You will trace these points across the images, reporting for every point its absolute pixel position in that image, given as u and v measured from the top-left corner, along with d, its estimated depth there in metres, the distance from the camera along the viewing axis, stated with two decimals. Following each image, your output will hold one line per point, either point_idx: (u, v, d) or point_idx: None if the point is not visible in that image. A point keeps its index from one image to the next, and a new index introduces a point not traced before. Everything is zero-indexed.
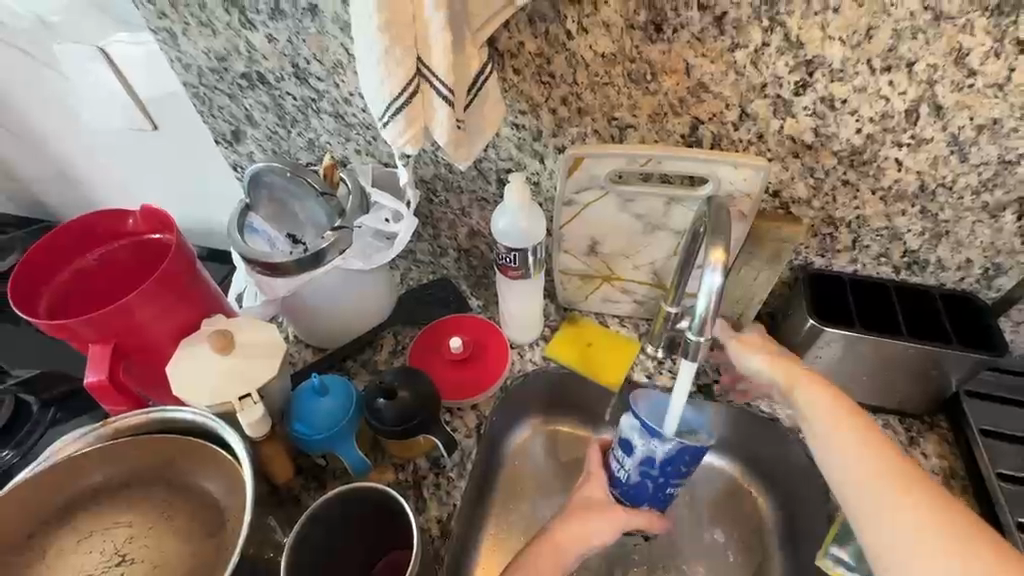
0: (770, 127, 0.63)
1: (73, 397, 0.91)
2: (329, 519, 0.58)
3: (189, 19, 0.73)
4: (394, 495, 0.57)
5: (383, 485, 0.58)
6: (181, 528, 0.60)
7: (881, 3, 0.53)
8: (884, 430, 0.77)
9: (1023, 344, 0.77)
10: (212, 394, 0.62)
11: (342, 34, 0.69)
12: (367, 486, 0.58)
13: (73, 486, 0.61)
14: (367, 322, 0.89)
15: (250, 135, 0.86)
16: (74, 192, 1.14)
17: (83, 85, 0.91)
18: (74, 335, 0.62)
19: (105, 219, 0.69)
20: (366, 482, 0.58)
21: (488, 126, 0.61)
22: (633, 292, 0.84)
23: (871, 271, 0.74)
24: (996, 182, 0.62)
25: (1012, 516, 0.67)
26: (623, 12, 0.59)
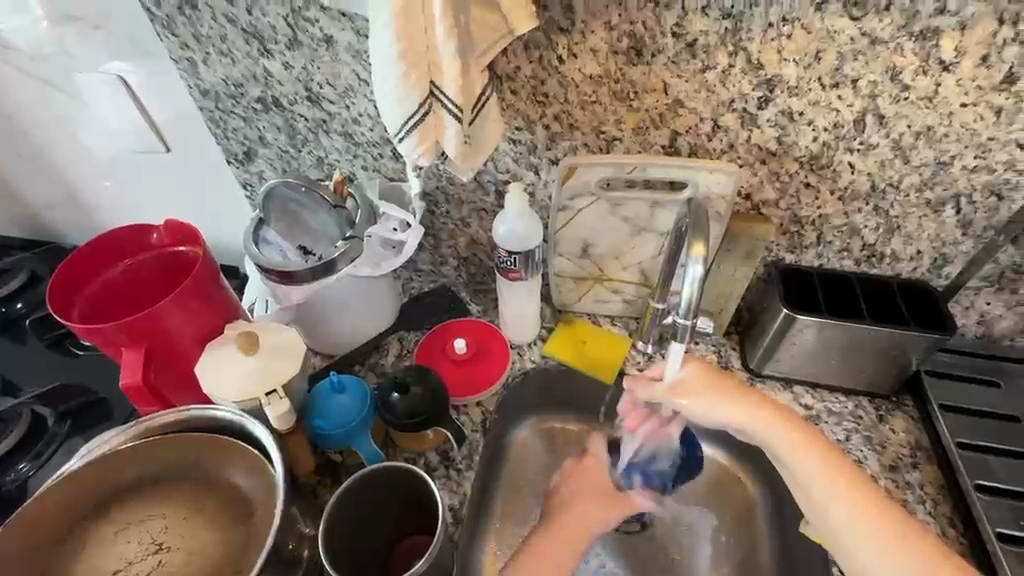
0: (739, 137, 0.72)
1: (88, 410, 0.93)
2: (356, 496, 0.63)
3: (210, 49, 0.80)
4: (417, 474, 0.62)
5: (406, 465, 0.63)
6: (212, 517, 0.64)
7: (826, 30, 0.62)
8: (856, 410, 0.85)
9: (973, 327, 0.85)
10: (240, 389, 0.67)
11: (354, 61, 0.76)
12: (392, 466, 0.63)
13: (109, 482, 0.65)
14: (373, 328, 0.94)
15: (261, 155, 0.92)
16: (80, 215, 1.18)
17: (99, 110, 0.96)
18: (108, 340, 0.66)
19: (133, 233, 0.74)
20: (391, 463, 0.63)
21: (490, 141, 0.68)
22: (623, 292, 0.91)
23: (836, 264, 0.82)
24: (935, 181, 0.71)
25: (971, 479, 0.75)
26: (608, 40, 0.67)
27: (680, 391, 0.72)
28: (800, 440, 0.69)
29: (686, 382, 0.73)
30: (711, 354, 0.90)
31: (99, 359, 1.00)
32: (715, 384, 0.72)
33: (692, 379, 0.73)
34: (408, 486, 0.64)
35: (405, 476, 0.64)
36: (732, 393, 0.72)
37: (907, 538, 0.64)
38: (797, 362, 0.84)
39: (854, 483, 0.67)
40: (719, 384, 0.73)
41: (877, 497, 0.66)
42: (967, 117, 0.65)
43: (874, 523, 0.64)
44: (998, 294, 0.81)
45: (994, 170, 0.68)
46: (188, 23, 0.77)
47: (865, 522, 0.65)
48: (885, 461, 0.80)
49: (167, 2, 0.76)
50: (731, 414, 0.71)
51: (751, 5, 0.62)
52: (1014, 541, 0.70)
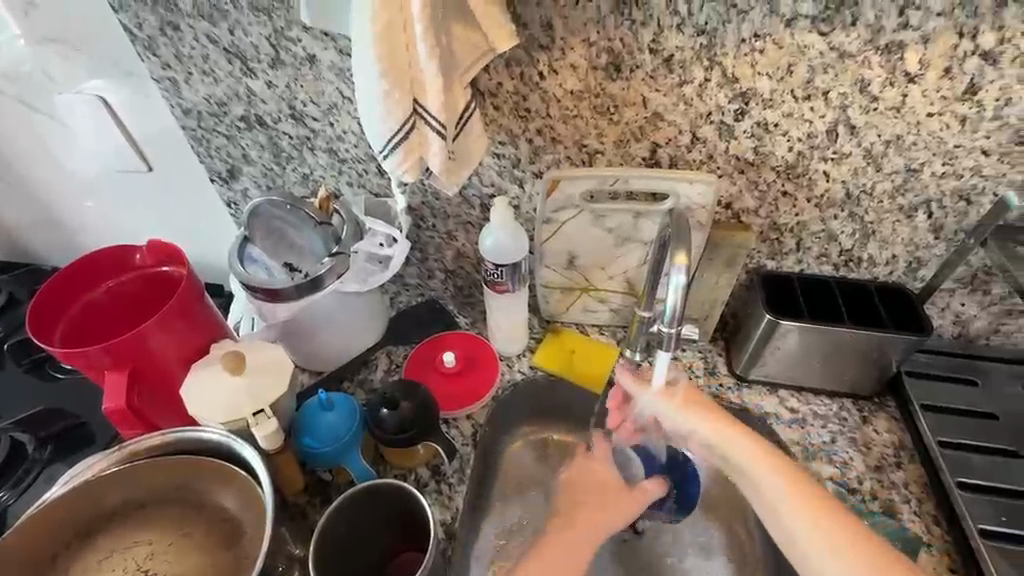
0: (717, 148, 0.73)
1: (69, 435, 0.91)
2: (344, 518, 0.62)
3: (192, 69, 0.80)
4: (407, 490, 0.62)
5: (397, 481, 0.62)
6: (199, 541, 0.64)
7: (797, 45, 0.64)
8: (840, 412, 0.86)
9: (949, 327, 0.87)
10: (227, 410, 0.66)
11: (337, 79, 0.77)
12: (383, 483, 0.62)
13: (89, 511, 0.64)
14: (361, 343, 0.94)
15: (246, 172, 0.92)
16: (60, 235, 1.16)
17: (79, 131, 0.95)
18: (90, 363, 0.65)
19: (114, 254, 0.73)
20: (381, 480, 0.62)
21: (474, 156, 0.69)
22: (609, 301, 0.92)
23: (815, 270, 0.84)
24: (906, 187, 0.73)
25: (953, 477, 0.76)
26: (587, 56, 0.68)
27: (653, 399, 0.75)
28: (766, 459, 0.67)
29: (659, 393, 0.74)
30: (697, 361, 0.91)
31: (81, 382, 0.98)
32: (686, 399, 0.73)
33: (664, 392, 0.74)
34: (399, 502, 0.64)
35: (396, 493, 0.63)
36: (700, 410, 0.72)
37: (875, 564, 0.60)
38: (781, 366, 0.85)
39: (819, 505, 0.64)
40: (691, 399, 0.73)
41: (845, 521, 0.63)
42: (934, 126, 0.67)
43: (838, 546, 0.61)
44: (972, 295, 0.83)
45: (962, 176, 0.71)
46: (170, 43, 0.78)
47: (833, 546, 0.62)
48: (870, 462, 0.82)
49: (148, 23, 0.76)
50: (705, 430, 0.71)
51: (724, 22, 0.64)
52: (996, 537, 0.72)
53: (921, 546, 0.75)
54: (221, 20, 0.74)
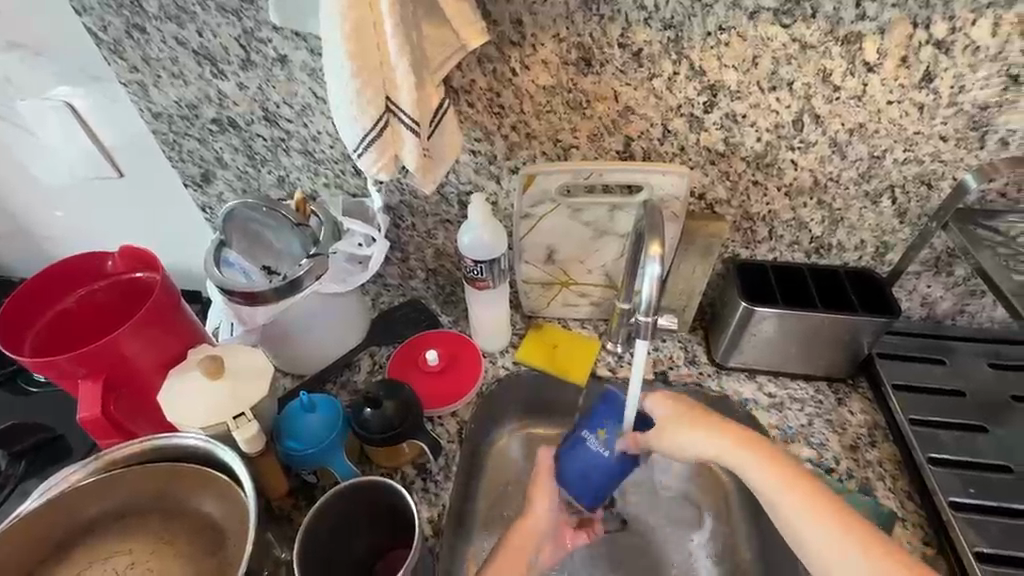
0: (689, 140, 0.75)
1: (45, 448, 0.89)
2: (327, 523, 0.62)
3: (160, 72, 0.79)
4: (386, 485, 0.62)
5: (377, 477, 0.62)
6: (181, 549, 0.63)
7: (760, 38, 0.66)
8: (816, 395, 0.89)
9: (916, 309, 0.90)
10: (205, 416, 0.65)
11: (310, 79, 0.76)
12: (362, 480, 0.62)
13: (63, 525, 0.62)
14: (343, 345, 0.94)
15: (220, 176, 0.91)
16: (29, 246, 1.13)
17: (45, 138, 0.93)
18: (63, 373, 0.64)
19: (84, 262, 0.72)
20: (360, 477, 0.62)
21: (449, 154, 0.70)
22: (590, 295, 0.93)
23: (788, 257, 0.86)
24: (871, 174, 0.75)
25: (924, 453, 0.79)
26: (558, 52, 0.69)
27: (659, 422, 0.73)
28: (776, 472, 0.69)
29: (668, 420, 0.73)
30: (677, 351, 0.93)
31: (56, 394, 0.96)
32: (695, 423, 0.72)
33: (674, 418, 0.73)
34: (382, 498, 0.64)
35: (376, 490, 0.63)
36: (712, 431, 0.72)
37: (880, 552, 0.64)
38: (759, 353, 0.87)
39: (824, 505, 0.67)
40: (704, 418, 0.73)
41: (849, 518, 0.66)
42: (894, 113, 0.70)
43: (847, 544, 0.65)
44: (937, 277, 0.86)
45: (922, 162, 0.74)
46: (137, 47, 0.77)
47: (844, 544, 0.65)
48: (845, 442, 0.84)
49: (113, 27, 0.75)
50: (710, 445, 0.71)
51: (690, 16, 0.65)
52: (965, 509, 0.74)
53: (895, 520, 0.77)
54: (189, 21, 0.73)
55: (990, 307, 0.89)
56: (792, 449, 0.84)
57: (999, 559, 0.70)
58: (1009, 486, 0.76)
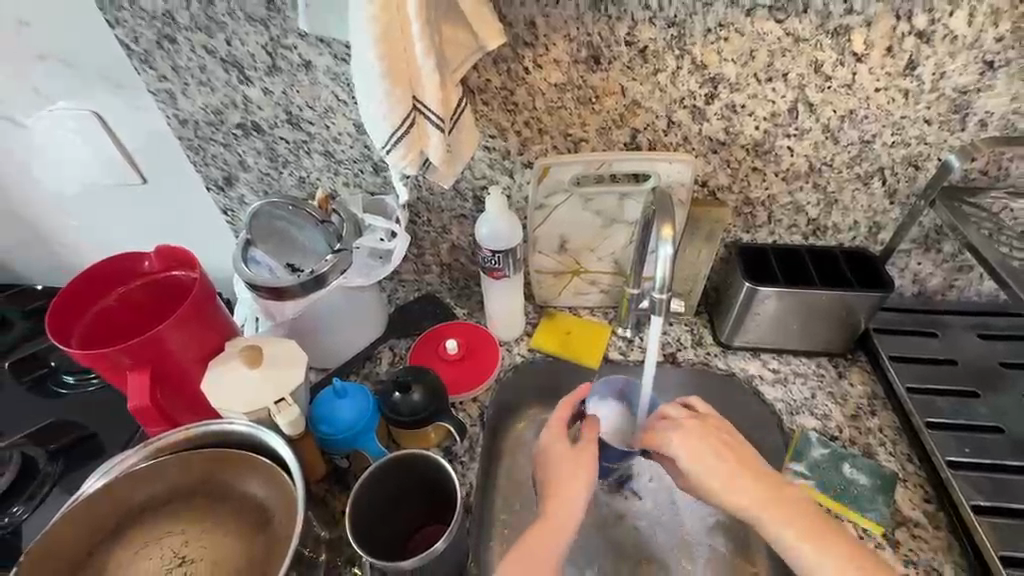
0: (692, 131, 0.80)
1: (79, 446, 0.93)
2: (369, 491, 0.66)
3: (188, 80, 0.83)
4: (440, 462, 0.66)
5: (432, 454, 0.67)
6: (230, 528, 0.66)
7: (757, 32, 0.71)
8: (817, 369, 0.94)
9: (908, 285, 0.96)
10: (246, 402, 0.69)
11: (333, 83, 0.81)
12: (419, 455, 0.67)
13: (121, 506, 0.66)
14: (364, 338, 0.97)
15: (242, 179, 0.94)
16: (49, 255, 1.16)
17: (69, 147, 0.96)
18: (111, 365, 0.68)
19: (123, 262, 0.75)
20: (418, 452, 0.67)
21: (468, 149, 0.74)
22: (599, 282, 0.98)
23: (787, 240, 0.91)
24: (862, 157, 0.81)
25: (921, 418, 0.84)
26: (569, 51, 0.74)
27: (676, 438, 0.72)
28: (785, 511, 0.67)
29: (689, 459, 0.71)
30: (684, 333, 0.98)
31: (86, 395, 0.99)
32: (708, 461, 0.71)
33: (692, 457, 0.71)
34: (431, 475, 0.68)
35: (428, 467, 0.68)
36: (727, 467, 0.70)
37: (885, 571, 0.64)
38: (762, 331, 0.92)
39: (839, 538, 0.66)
40: (720, 453, 0.71)
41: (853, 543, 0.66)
42: (881, 100, 0.75)
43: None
44: (926, 254, 0.92)
45: (909, 144, 0.79)
46: (166, 56, 0.80)
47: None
48: (847, 412, 0.89)
49: (145, 38, 0.79)
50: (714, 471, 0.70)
51: (692, 14, 0.70)
52: (962, 467, 0.79)
53: (897, 482, 0.82)
54: (218, 30, 0.77)
55: (977, 281, 0.94)
56: (797, 420, 0.88)
57: (994, 511, 0.75)
58: (1001, 445, 0.81)
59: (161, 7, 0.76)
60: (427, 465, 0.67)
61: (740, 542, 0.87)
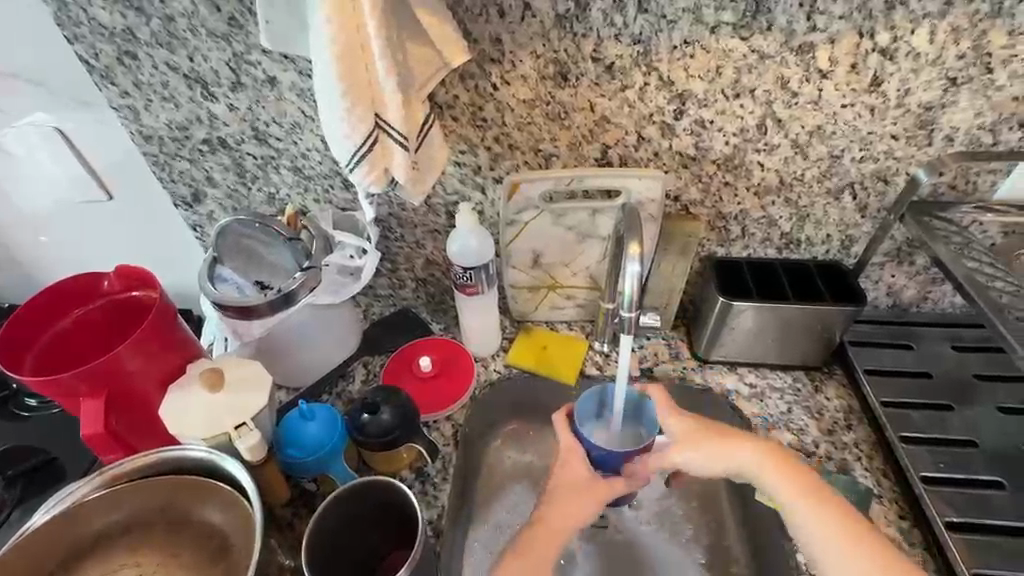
0: (662, 146, 0.80)
1: (41, 471, 0.90)
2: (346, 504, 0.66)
3: (152, 95, 0.81)
4: (411, 498, 0.64)
5: (408, 490, 0.65)
6: (188, 558, 0.65)
7: (722, 50, 0.71)
8: (794, 382, 0.93)
9: (882, 297, 0.96)
10: (205, 426, 0.67)
11: (299, 99, 0.79)
12: (396, 486, 0.65)
13: (75, 538, 0.64)
14: (336, 356, 0.95)
15: (210, 195, 0.93)
16: (14, 273, 1.13)
17: (30, 163, 0.94)
18: (64, 391, 0.66)
19: (81, 283, 0.73)
20: (396, 483, 0.65)
21: (436, 166, 0.73)
22: (575, 297, 0.97)
23: (761, 253, 0.91)
24: (832, 171, 0.81)
25: (896, 432, 0.84)
26: (536, 67, 0.73)
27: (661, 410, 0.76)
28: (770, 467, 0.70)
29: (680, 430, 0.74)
30: (661, 347, 0.97)
31: (48, 418, 0.96)
32: (698, 427, 0.74)
33: (685, 429, 0.74)
34: (401, 509, 0.67)
35: (401, 501, 0.66)
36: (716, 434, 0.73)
37: (838, 509, 0.67)
38: (738, 345, 0.91)
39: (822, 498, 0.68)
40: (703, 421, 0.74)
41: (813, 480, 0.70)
42: (848, 116, 0.75)
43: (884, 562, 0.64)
44: (899, 266, 0.92)
45: (878, 159, 0.79)
46: (128, 72, 0.79)
47: (803, 509, 0.68)
48: (823, 427, 0.88)
49: (105, 54, 0.77)
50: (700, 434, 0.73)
51: (657, 31, 0.70)
52: (936, 482, 0.79)
53: (873, 497, 0.81)
54: (180, 46, 0.76)
55: (950, 293, 0.95)
56: (774, 435, 0.88)
57: (967, 527, 0.75)
58: (974, 459, 0.81)
59: (121, 23, 0.74)
60: (404, 500, 0.66)
61: (718, 561, 0.86)
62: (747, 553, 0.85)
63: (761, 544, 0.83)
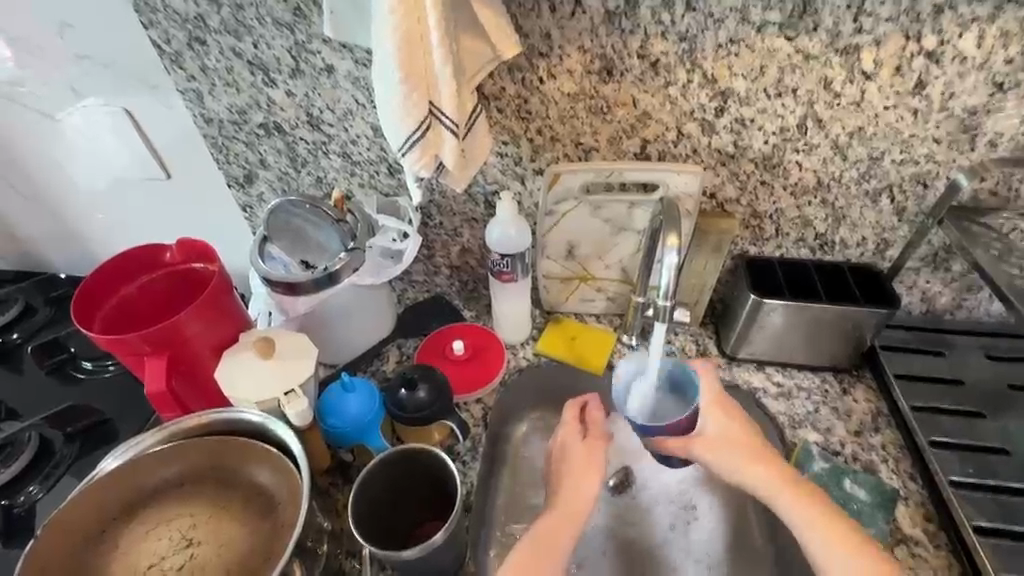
0: (701, 143, 0.81)
1: (96, 431, 0.96)
2: (384, 470, 0.70)
3: (216, 81, 0.86)
4: (452, 469, 0.68)
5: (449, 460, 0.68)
6: (237, 513, 0.68)
7: (766, 49, 0.72)
8: (822, 384, 0.93)
9: (916, 304, 0.96)
10: (259, 391, 0.71)
11: (353, 87, 0.84)
12: (439, 455, 0.69)
13: (135, 488, 0.69)
14: (373, 335, 0.99)
15: (262, 177, 0.97)
16: (73, 246, 1.19)
17: (99, 143, 1.00)
18: (131, 350, 0.70)
19: (145, 252, 0.78)
20: (440, 452, 0.69)
21: (481, 154, 0.76)
22: (606, 290, 0.99)
23: (794, 253, 0.92)
24: (870, 174, 0.81)
25: (925, 436, 0.84)
26: (582, 62, 0.76)
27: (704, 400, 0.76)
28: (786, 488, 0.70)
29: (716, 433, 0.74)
30: (689, 342, 0.99)
31: (102, 381, 1.02)
32: (730, 430, 0.74)
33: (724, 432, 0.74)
34: (438, 477, 0.71)
35: (440, 471, 0.70)
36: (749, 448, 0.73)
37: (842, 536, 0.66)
38: (767, 344, 0.92)
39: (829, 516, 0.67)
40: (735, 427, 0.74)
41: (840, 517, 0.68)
42: (890, 118, 0.76)
43: None
44: (935, 272, 0.92)
45: (918, 163, 0.80)
46: (196, 57, 0.84)
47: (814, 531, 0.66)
48: (850, 428, 0.89)
49: (176, 39, 0.83)
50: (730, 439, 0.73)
51: (703, 29, 0.72)
52: (964, 486, 0.79)
53: (899, 499, 0.82)
54: (246, 34, 0.80)
55: (985, 301, 0.94)
56: (800, 433, 0.88)
57: (995, 532, 0.75)
58: (1004, 466, 0.81)
59: (193, 11, 0.79)
60: (440, 469, 0.70)
61: (738, 554, 0.87)
62: (770, 550, 0.85)
63: (781, 539, 0.84)
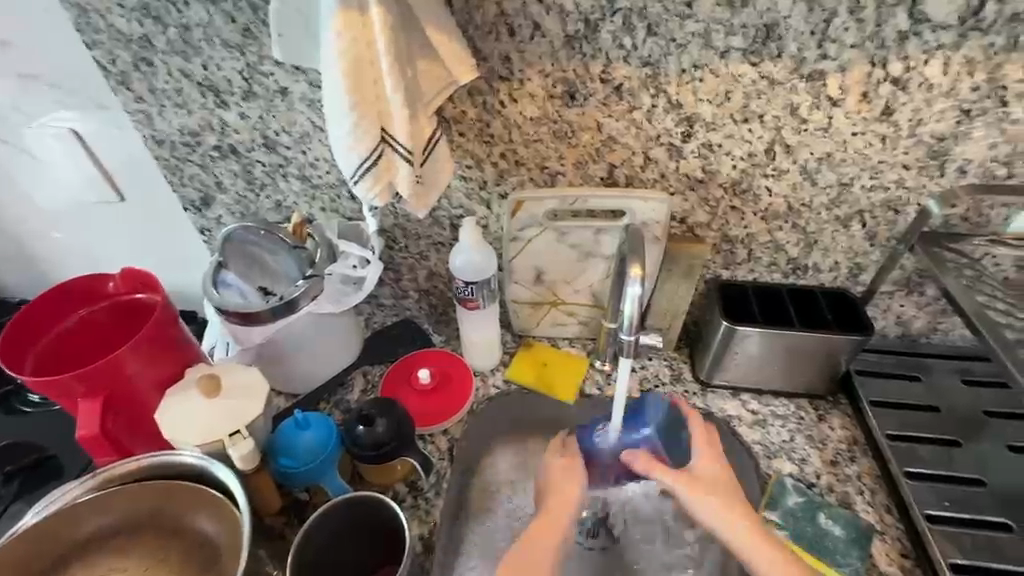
0: (668, 168, 0.79)
1: (39, 468, 0.91)
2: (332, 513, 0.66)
3: (165, 102, 0.83)
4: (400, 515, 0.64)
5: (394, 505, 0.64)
6: (176, 566, 0.65)
7: (731, 74, 0.70)
8: (797, 411, 0.91)
9: (891, 327, 0.94)
10: (198, 434, 0.67)
11: (309, 110, 0.80)
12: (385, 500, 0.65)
13: (64, 541, 0.65)
14: (336, 363, 0.95)
15: (219, 200, 0.94)
16: (26, 269, 1.14)
17: (48, 165, 0.96)
18: (65, 391, 0.66)
19: (88, 283, 0.74)
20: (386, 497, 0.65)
21: (442, 180, 0.73)
22: (577, 314, 0.96)
23: (767, 278, 0.90)
24: (841, 199, 0.80)
25: (900, 466, 0.82)
26: (544, 86, 0.74)
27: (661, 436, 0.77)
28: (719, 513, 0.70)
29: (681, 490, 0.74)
30: (662, 368, 0.96)
31: (49, 414, 0.97)
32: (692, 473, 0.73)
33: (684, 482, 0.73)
34: (388, 519, 0.67)
35: (390, 513, 0.66)
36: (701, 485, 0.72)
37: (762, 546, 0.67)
38: (742, 370, 0.90)
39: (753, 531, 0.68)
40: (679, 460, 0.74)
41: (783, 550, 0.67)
42: (858, 144, 0.74)
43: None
44: (909, 296, 0.90)
45: (888, 188, 0.78)
46: (143, 78, 0.80)
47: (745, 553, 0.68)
48: (826, 458, 0.86)
49: (122, 60, 0.79)
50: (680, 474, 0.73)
51: (666, 54, 0.70)
52: (940, 520, 0.77)
53: (875, 534, 0.79)
54: (194, 55, 0.77)
55: (960, 325, 0.93)
56: (774, 464, 0.86)
57: (972, 569, 0.73)
58: (981, 498, 0.79)
59: (138, 31, 0.76)
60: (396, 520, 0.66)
61: None
62: None
63: None
